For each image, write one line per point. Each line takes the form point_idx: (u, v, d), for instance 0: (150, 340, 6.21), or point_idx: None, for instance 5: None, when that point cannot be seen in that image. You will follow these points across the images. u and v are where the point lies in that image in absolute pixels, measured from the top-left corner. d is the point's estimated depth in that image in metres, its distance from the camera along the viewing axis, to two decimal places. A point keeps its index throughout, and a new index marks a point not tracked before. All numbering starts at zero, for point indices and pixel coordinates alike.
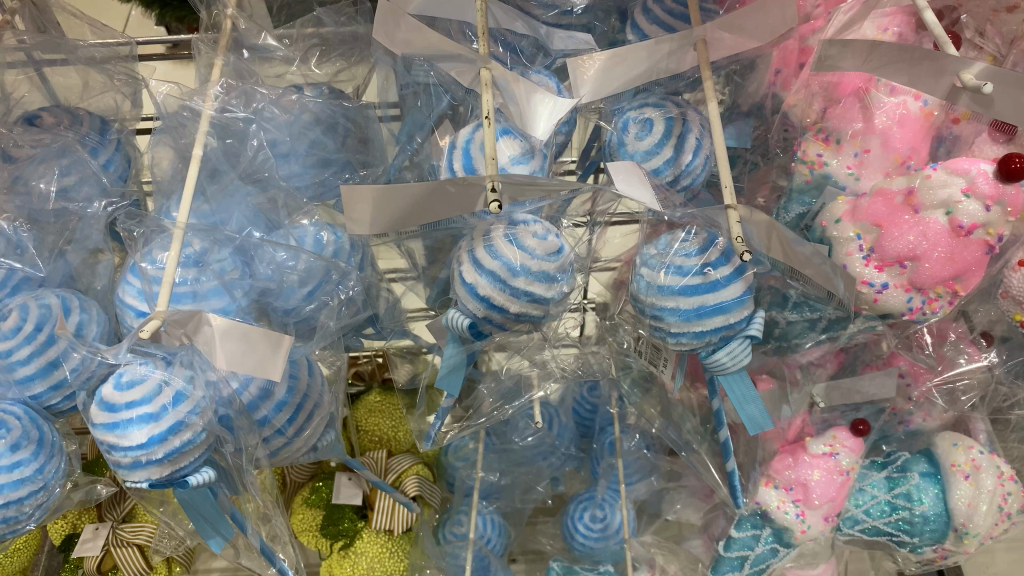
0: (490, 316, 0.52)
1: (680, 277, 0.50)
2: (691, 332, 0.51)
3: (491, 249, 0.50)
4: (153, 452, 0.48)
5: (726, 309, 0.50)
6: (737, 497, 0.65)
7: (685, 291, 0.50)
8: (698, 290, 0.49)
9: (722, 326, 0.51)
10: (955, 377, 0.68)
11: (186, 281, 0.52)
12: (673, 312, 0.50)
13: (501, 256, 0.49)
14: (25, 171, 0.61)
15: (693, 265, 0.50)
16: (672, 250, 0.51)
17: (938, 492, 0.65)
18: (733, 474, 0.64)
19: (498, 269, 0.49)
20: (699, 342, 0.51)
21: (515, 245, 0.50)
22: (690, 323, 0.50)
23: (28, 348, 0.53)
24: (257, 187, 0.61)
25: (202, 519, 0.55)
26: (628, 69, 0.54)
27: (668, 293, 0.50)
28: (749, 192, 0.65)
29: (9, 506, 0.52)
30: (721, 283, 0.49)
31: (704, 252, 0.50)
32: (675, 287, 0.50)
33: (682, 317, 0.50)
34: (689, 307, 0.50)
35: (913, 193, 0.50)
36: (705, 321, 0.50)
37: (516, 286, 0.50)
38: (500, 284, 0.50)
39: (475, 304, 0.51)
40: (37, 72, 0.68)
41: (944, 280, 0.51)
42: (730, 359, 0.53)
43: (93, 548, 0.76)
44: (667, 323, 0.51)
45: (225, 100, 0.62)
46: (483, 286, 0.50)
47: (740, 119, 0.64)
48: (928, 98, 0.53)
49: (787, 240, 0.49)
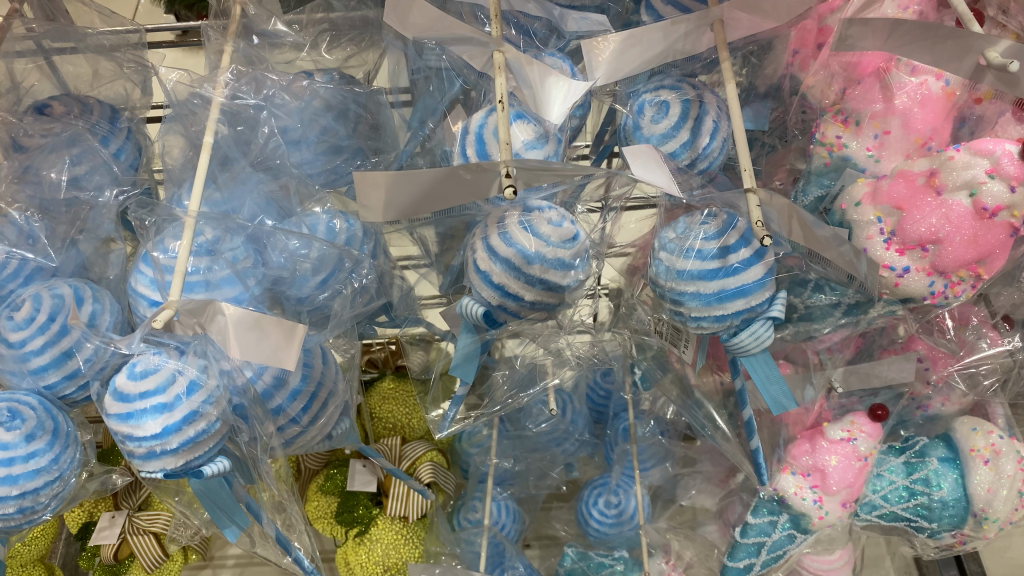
0: (506, 304, 0.51)
1: (699, 262, 0.49)
2: (712, 316, 0.50)
3: (505, 236, 0.49)
4: (168, 442, 0.48)
5: (747, 292, 0.49)
6: (760, 474, 0.65)
7: (704, 275, 0.49)
8: (718, 275, 0.49)
9: (743, 309, 0.50)
10: (977, 362, 0.67)
11: (198, 270, 0.52)
12: (693, 297, 0.50)
13: (516, 243, 0.49)
14: (36, 160, 0.61)
15: (712, 248, 0.49)
16: (692, 234, 0.50)
17: (957, 477, 0.65)
18: (756, 454, 0.64)
19: (513, 256, 0.49)
20: (720, 325, 0.51)
21: (530, 232, 0.49)
22: (710, 308, 0.50)
23: (41, 338, 0.53)
24: (268, 175, 0.60)
25: (216, 508, 0.55)
26: (644, 50, 0.54)
27: (688, 278, 0.49)
28: (767, 175, 0.64)
29: (25, 497, 0.52)
30: (740, 267, 0.49)
31: (722, 235, 0.49)
32: (694, 271, 0.49)
33: (703, 302, 0.50)
34: (709, 291, 0.49)
35: (935, 174, 0.50)
36: (725, 305, 0.49)
37: (531, 273, 0.49)
38: (516, 270, 0.49)
39: (490, 291, 0.51)
40: (47, 61, 0.68)
41: (967, 263, 0.50)
42: (753, 340, 0.52)
43: (110, 536, 0.76)
44: (687, 308, 0.51)
45: (236, 87, 0.61)
46: (499, 273, 0.50)
47: (757, 101, 0.63)
48: (950, 77, 0.52)
49: (811, 226, 0.48)
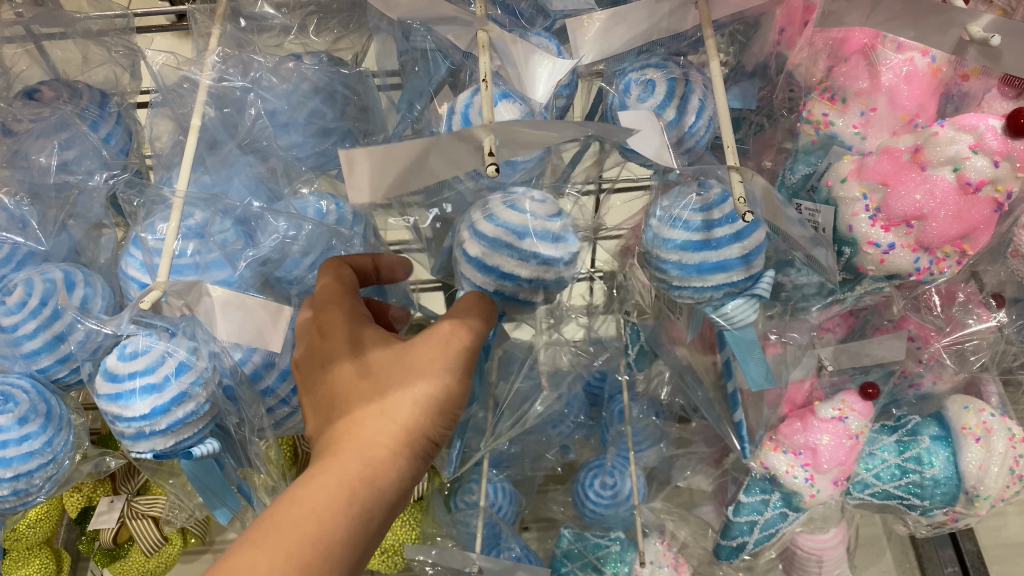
0: (503, 287, 0.51)
1: (687, 232, 0.49)
2: (692, 287, 0.51)
3: (492, 219, 0.49)
4: (156, 422, 0.48)
5: (727, 267, 0.49)
6: (742, 446, 0.66)
7: (687, 246, 0.49)
8: (701, 248, 0.49)
9: (724, 284, 0.50)
10: (964, 338, 0.68)
11: (187, 254, 0.52)
12: (671, 265, 0.50)
13: (508, 221, 0.49)
14: (24, 145, 0.61)
15: (697, 221, 0.49)
16: (678, 205, 0.51)
17: (948, 455, 0.64)
18: (739, 426, 0.65)
19: (505, 236, 0.49)
20: (701, 297, 0.51)
21: (517, 211, 0.49)
22: (690, 279, 0.50)
23: (33, 323, 0.53)
24: (257, 158, 0.61)
25: (207, 489, 0.56)
26: (629, 28, 0.54)
27: (672, 248, 0.50)
28: (755, 154, 0.64)
29: (19, 479, 0.52)
30: (724, 243, 0.49)
31: (706, 210, 0.50)
32: (679, 242, 0.50)
33: (683, 272, 0.50)
34: (691, 262, 0.50)
35: (920, 150, 0.50)
36: (706, 280, 0.50)
37: (524, 248, 0.49)
38: (508, 250, 0.49)
39: (484, 276, 0.50)
40: (36, 46, 0.69)
41: (952, 239, 0.50)
42: (737, 313, 0.54)
43: (109, 520, 0.75)
44: (669, 276, 0.51)
45: (223, 69, 0.61)
46: (493, 256, 0.49)
47: (744, 79, 0.63)
48: (936, 53, 0.52)
49: (782, 211, 0.49)
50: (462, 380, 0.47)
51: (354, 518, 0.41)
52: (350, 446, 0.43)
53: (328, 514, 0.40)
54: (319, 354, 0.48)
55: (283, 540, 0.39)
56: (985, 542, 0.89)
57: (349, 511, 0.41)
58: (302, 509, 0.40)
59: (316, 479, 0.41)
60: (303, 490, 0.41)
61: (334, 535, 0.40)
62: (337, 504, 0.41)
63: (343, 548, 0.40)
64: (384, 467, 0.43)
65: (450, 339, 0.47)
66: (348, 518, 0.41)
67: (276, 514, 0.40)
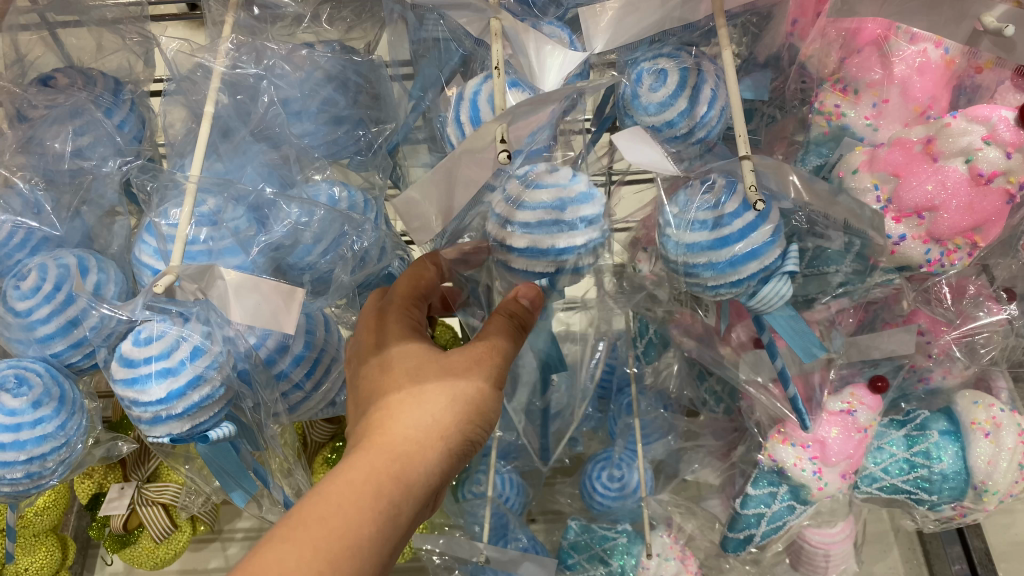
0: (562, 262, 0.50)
1: (711, 233, 0.49)
2: (728, 283, 0.50)
3: (524, 207, 0.49)
4: (172, 406, 0.49)
5: (758, 254, 0.49)
6: (804, 419, 0.63)
7: (714, 244, 0.49)
8: (727, 241, 0.49)
9: (757, 271, 0.50)
10: (975, 331, 0.68)
11: (201, 239, 0.53)
12: (725, 268, 0.50)
13: (542, 204, 0.49)
14: (39, 130, 0.62)
15: (710, 218, 0.50)
16: (693, 205, 0.51)
17: (957, 450, 0.64)
18: (795, 400, 0.62)
19: (547, 215, 0.48)
20: (738, 290, 0.51)
21: (544, 189, 0.49)
22: (726, 275, 0.50)
23: (47, 307, 0.53)
24: (270, 146, 0.60)
25: (224, 473, 0.56)
26: (641, 17, 0.54)
27: (699, 250, 0.50)
28: (767, 146, 0.63)
29: (32, 462, 0.53)
30: (748, 230, 0.49)
31: (719, 204, 0.50)
32: (705, 243, 0.49)
33: (718, 271, 0.50)
34: (722, 260, 0.49)
35: (932, 141, 0.50)
36: (740, 270, 0.50)
37: (569, 220, 0.48)
38: (555, 228, 0.49)
39: (542, 260, 0.50)
40: (51, 33, 0.69)
41: (963, 231, 0.51)
42: (774, 296, 0.52)
43: (120, 506, 0.75)
44: (704, 279, 0.51)
45: (236, 57, 0.61)
46: (544, 239, 0.49)
47: (757, 70, 0.62)
48: (949, 45, 0.52)
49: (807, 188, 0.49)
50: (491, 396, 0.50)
51: (382, 514, 0.43)
52: (380, 442, 0.46)
53: (353, 508, 0.42)
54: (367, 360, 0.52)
55: (309, 534, 0.40)
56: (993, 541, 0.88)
57: (377, 506, 0.43)
58: (330, 502, 0.42)
59: (347, 472, 0.44)
60: (333, 482, 0.43)
61: (361, 529, 0.41)
62: (362, 497, 0.43)
63: (370, 543, 0.42)
64: (411, 463, 0.46)
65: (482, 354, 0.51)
66: (374, 509, 0.43)
67: (307, 505, 0.42)
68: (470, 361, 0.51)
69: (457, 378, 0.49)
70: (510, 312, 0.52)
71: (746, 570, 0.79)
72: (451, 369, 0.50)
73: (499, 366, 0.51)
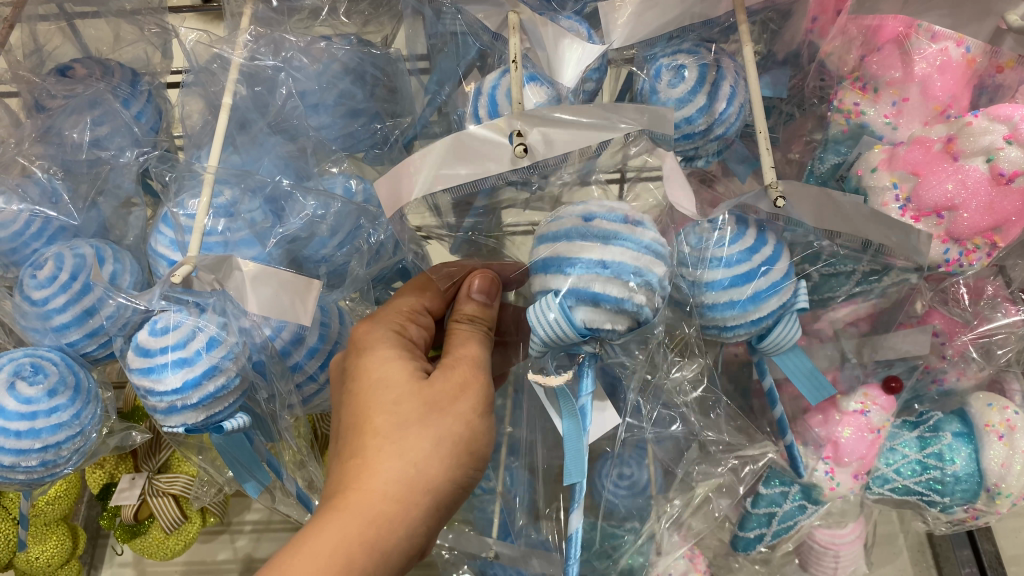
0: (576, 289, 0.49)
1: (729, 270, 0.52)
2: (749, 320, 0.53)
3: (557, 220, 0.52)
4: (188, 396, 0.49)
5: (778, 290, 0.52)
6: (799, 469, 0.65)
7: (736, 282, 0.52)
8: (750, 279, 0.52)
9: (777, 308, 0.52)
10: (992, 331, 0.67)
11: (217, 231, 0.53)
12: (746, 303, 0.52)
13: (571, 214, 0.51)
14: (59, 120, 0.62)
15: (736, 254, 0.52)
16: (709, 244, 0.53)
17: (970, 452, 0.63)
18: (794, 447, 0.64)
19: (572, 221, 0.51)
20: (756, 329, 0.53)
21: (581, 206, 0.51)
22: (747, 313, 0.52)
23: (64, 297, 0.54)
24: (286, 137, 0.61)
25: (237, 464, 0.57)
26: (661, 13, 0.55)
27: (721, 288, 0.52)
28: (783, 145, 0.64)
29: (47, 451, 0.53)
30: (768, 268, 0.52)
31: (740, 239, 0.52)
32: (727, 280, 0.52)
33: (740, 308, 0.52)
34: (744, 297, 0.52)
35: (952, 140, 0.50)
36: (761, 307, 0.52)
37: (590, 228, 0.50)
38: (573, 234, 0.50)
39: (557, 278, 0.50)
40: (69, 23, 0.70)
41: (983, 230, 0.51)
42: (784, 337, 0.54)
43: (131, 497, 0.74)
44: (722, 317, 0.53)
45: (254, 48, 0.62)
46: (560, 246, 0.50)
47: (776, 68, 0.62)
48: (970, 44, 0.53)
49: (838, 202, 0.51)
50: (474, 430, 0.49)
51: None
52: (357, 498, 0.45)
53: None
54: (350, 375, 0.50)
55: None
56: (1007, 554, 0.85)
57: None
58: None
59: (315, 540, 0.43)
60: (299, 552, 0.43)
61: None
62: (331, 572, 0.42)
63: None
64: (389, 526, 0.45)
65: (465, 384, 0.50)
66: None
67: None
68: (453, 388, 0.49)
69: (439, 417, 0.48)
70: (469, 318, 0.54)
71: (755, 568, 0.77)
72: (435, 412, 0.48)
73: (481, 395, 0.50)
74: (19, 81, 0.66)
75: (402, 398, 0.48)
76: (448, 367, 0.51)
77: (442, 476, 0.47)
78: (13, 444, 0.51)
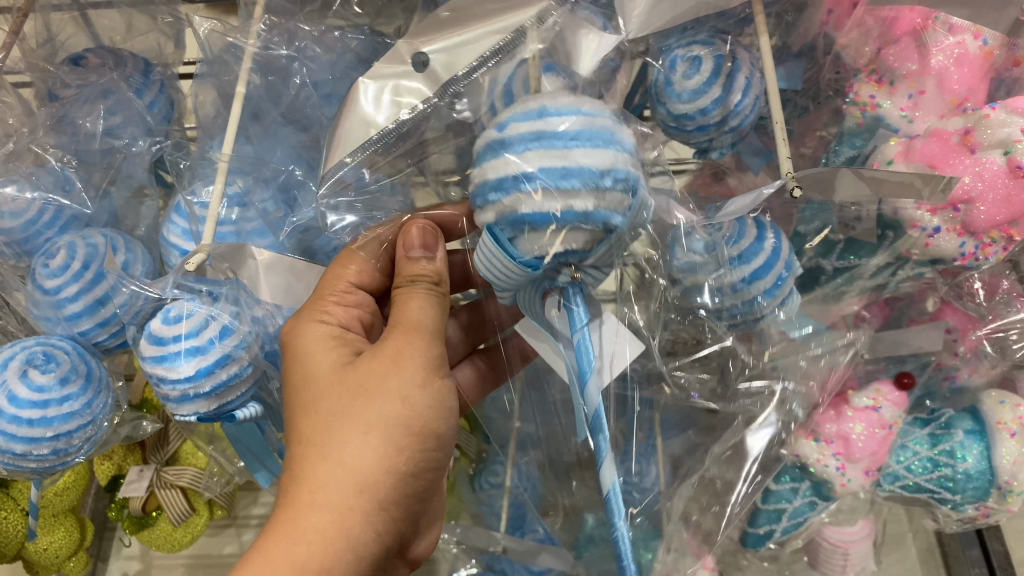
0: (501, 210, 0.44)
1: (750, 263, 0.54)
2: (775, 301, 0.55)
3: (484, 141, 0.45)
4: (200, 385, 0.49)
5: (793, 266, 0.55)
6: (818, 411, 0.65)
7: (763, 273, 0.54)
8: (774, 265, 0.54)
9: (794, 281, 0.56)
10: (1006, 326, 0.66)
11: (231, 221, 0.54)
12: (773, 292, 0.55)
13: (492, 133, 0.45)
14: (72, 109, 0.63)
15: (753, 246, 0.54)
16: (722, 245, 0.55)
17: (982, 450, 0.62)
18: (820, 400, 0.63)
19: (492, 136, 0.45)
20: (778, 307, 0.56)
21: (509, 115, 0.45)
22: (775, 296, 0.55)
23: (76, 285, 0.53)
24: (298, 127, 0.62)
25: (248, 453, 0.56)
26: (676, 6, 0.55)
27: (756, 281, 0.54)
28: (798, 137, 0.63)
29: (58, 439, 0.53)
30: (784, 249, 0.54)
31: (745, 232, 0.54)
32: (757, 271, 0.54)
33: (767, 295, 0.55)
34: (771, 283, 0.54)
35: (969, 133, 0.52)
36: (785, 287, 0.55)
37: (509, 140, 0.43)
38: (496, 154, 0.44)
39: (484, 205, 0.45)
40: (82, 13, 0.71)
41: (999, 224, 0.52)
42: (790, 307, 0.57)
43: (138, 488, 0.74)
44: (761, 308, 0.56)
45: (268, 38, 0.61)
46: (483, 171, 0.45)
47: (791, 60, 0.61)
48: (988, 38, 0.54)
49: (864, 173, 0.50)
50: (411, 408, 0.48)
51: None
52: (289, 514, 0.45)
53: None
54: (285, 383, 0.51)
55: None
56: (1018, 557, 0.84)
57: None
58: None
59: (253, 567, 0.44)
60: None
61: None
62: None
63: None
64: (327, 535, 0.45)
65: (397, 358, 0.48)
66: None
67: None
68: (382, 368, 0.48)
69: (366, 403, 0.47)
70: (411, 279, 0.51)
71: (763, 567, 0.75)
72: (357, 402, 0.47)
73: (419, 366, 0.49)
74: (33, 70, 0.67)
75: (322, 394, 0.48)
76: (381, 344, 0.50)
77: (375, 467, 0.46)
78: (24, 432, 0.51)
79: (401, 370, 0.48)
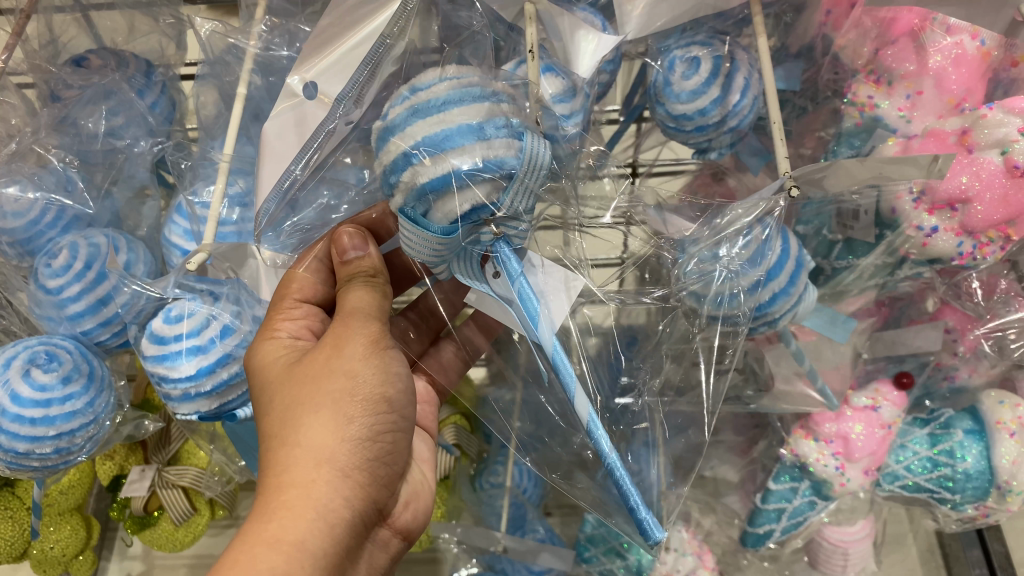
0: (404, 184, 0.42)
1: (761, 266, 0.53)
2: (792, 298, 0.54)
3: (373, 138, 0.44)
4: (202, 384, 0.49)
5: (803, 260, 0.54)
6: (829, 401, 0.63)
7: (773, 271, 0.53)
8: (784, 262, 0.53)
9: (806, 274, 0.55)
10: (1003, 326, 0.64)
11: (232, 222, 0.56)
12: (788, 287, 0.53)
13: (377, 128, 0.44)
14: (74, 110, 0.63)
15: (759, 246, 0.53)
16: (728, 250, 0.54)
17: (981, 449, 0.62)
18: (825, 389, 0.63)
19: (377, 131, 0.44)
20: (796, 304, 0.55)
21: (387, 107, 0.44)
22: (793, 291, 0.54)
23: (78, 285, 0.54)
24: None
25: (249, 451, 0.57)
26: (673, 7, 0.55)
27: (769, 281, 0.53)
28: (798, 137, 0.64)
29: (59, 438, 0.53)
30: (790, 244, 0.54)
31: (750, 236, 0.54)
32: (768, 270, 0.53)
33: (783, 292, 0.54)
34: (784, 279, 0.53)
35: (967, 133, 0.52)
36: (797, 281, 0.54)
37: (390, 126, 0.43)
38: (385, 142, 0.43)
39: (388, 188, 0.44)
40: (83, 14, 0.71)
41: (996, 223, 0.53)
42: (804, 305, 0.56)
43: (140, 488, 0.73)
44: (772, 312, 0.54)
45: (268, 39, 0.62)
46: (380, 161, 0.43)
47: (789, 60, 0.62)
48: (985, 38, 0.54)
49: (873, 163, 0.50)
50: (361, 382, 0.45)
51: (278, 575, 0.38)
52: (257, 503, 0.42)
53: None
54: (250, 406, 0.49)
55: None
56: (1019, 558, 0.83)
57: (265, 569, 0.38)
58: None
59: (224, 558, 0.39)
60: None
61: None
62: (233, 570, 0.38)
63: None
64: (295, 507, 0.41)
65: (338, 341, 0.47)
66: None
67: None
68: (325, 355, 0.46)
69: (314, 389, 0.45)
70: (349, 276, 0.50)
71: (763, 566, 0.75)
72: (306, 389, 0.45)
73: (363, 344, 0.47)
74: (35, 71, 0.67)
75: (272, 394, 0.46)
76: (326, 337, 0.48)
77: (330, 439, 0.43)
78: (27, 431, 0.51)
79: (342, 350, 0.46)
